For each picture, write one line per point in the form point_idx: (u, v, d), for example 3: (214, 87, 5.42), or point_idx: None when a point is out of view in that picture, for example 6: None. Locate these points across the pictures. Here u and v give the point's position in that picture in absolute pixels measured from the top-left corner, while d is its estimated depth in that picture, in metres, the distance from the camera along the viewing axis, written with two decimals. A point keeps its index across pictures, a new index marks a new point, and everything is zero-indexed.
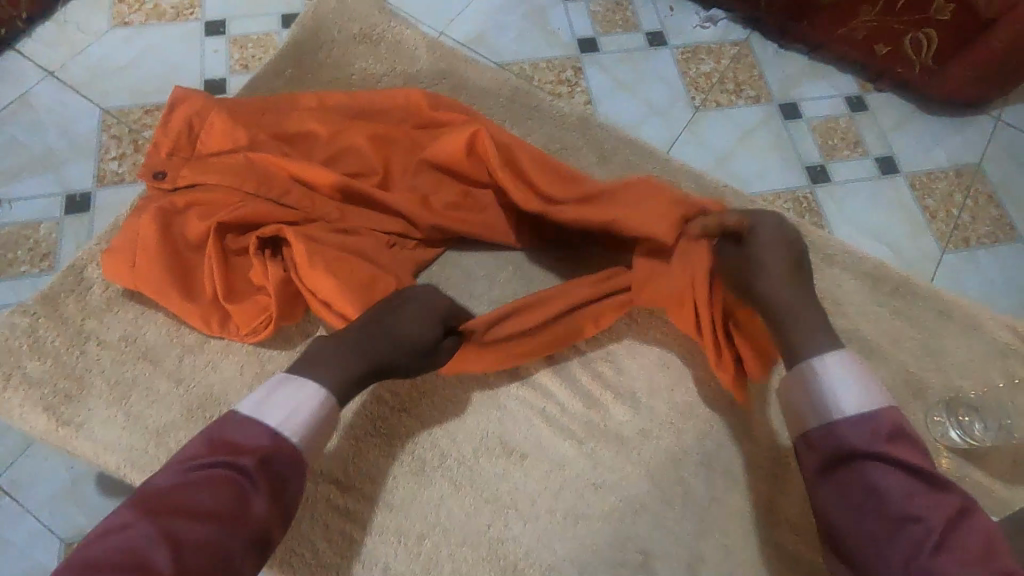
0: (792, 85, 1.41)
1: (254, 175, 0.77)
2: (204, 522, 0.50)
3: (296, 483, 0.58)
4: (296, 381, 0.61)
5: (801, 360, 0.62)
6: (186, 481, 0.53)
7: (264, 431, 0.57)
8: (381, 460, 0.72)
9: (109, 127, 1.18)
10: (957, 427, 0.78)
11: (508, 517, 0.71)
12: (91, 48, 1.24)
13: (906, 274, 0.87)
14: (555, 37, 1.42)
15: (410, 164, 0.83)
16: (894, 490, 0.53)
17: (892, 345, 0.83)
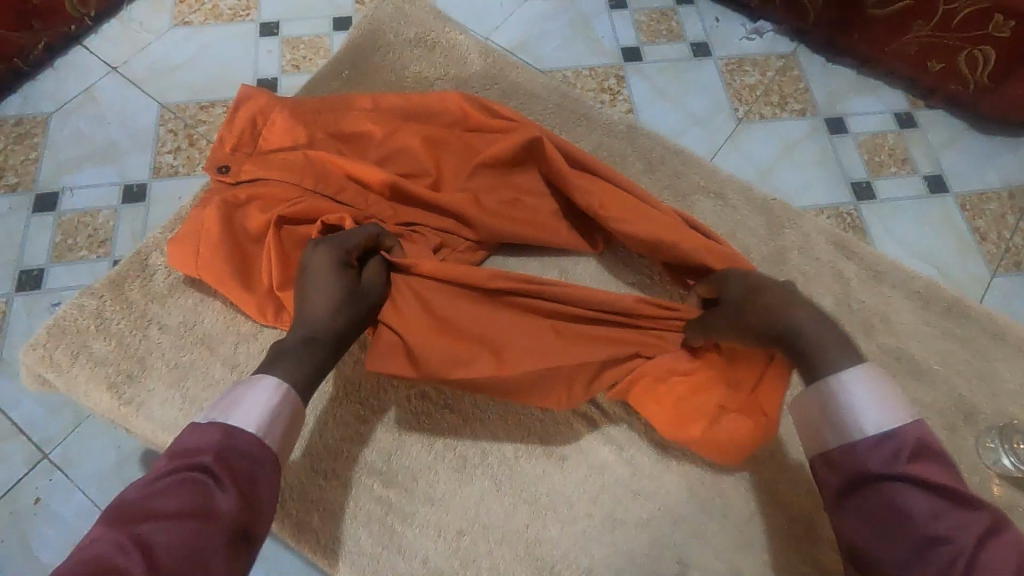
0: (840, 99, 1.39)
1: (313, 173, 0.81)
2: (168, 523, 0.48)
3: (267, 474, 0.56)
4: (246, 384, 0.60)
5: (818, 378, 0.59)
6: (148, 489, 0.51)
7: (223, 428, 0.56)
8: (423, 455, 0.74)
9: (167, 121, 1.23)
10: (1010, 455, 0.75)
11: (546, 518, 0.71)
12: (153, 46, 1.29)
13: (957, 294, 0.85)
14: (598, 45, 1.43)
15: (460, 168, 0.85)
16: (917, 513, 0.50)
17: (941, 366, 0.81)
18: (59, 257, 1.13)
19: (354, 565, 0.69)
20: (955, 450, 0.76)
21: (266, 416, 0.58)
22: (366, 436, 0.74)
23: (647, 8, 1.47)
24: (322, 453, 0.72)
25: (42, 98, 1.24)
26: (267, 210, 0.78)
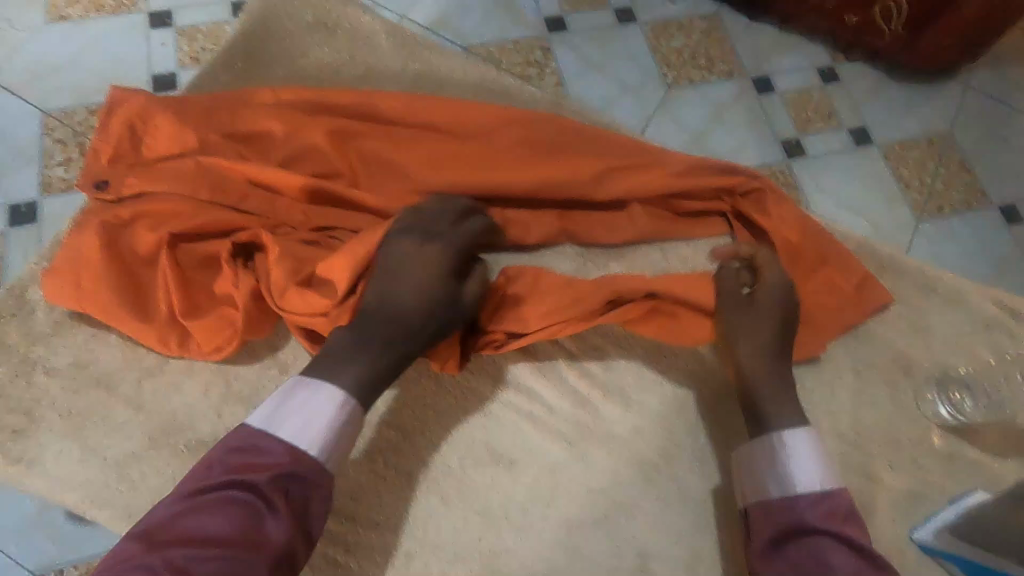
0: (766, 59, 1.39)
1: (209, 181, 0.72)
2: (217, 547, 0.49)
3: (318, 497, 0.56)
4: (313, 388, 0.59)
5: (767, 435, 0.65)
6: (196, 506, 0.52)
7: (277, 444, 0.56)
8: (363, 479, 0.68)
9: (53, 130, 1.09)
10: (946, 404, 0.77)
11: (499, 528, 0.68)
12: (26, 46, 1.14)
13: (886, 248, 0.86)
14: (522, 16, 1.36)
15: (376, 167, 0.79)
16: (838, 560, 0.57)
17: (878, 323, 0.81)
18: None
19: None
20: (896, 404, 0.77)
21: (327, 430, 0.57)
22: None
23: None
24: None
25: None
26: (161, 228, 0.69)
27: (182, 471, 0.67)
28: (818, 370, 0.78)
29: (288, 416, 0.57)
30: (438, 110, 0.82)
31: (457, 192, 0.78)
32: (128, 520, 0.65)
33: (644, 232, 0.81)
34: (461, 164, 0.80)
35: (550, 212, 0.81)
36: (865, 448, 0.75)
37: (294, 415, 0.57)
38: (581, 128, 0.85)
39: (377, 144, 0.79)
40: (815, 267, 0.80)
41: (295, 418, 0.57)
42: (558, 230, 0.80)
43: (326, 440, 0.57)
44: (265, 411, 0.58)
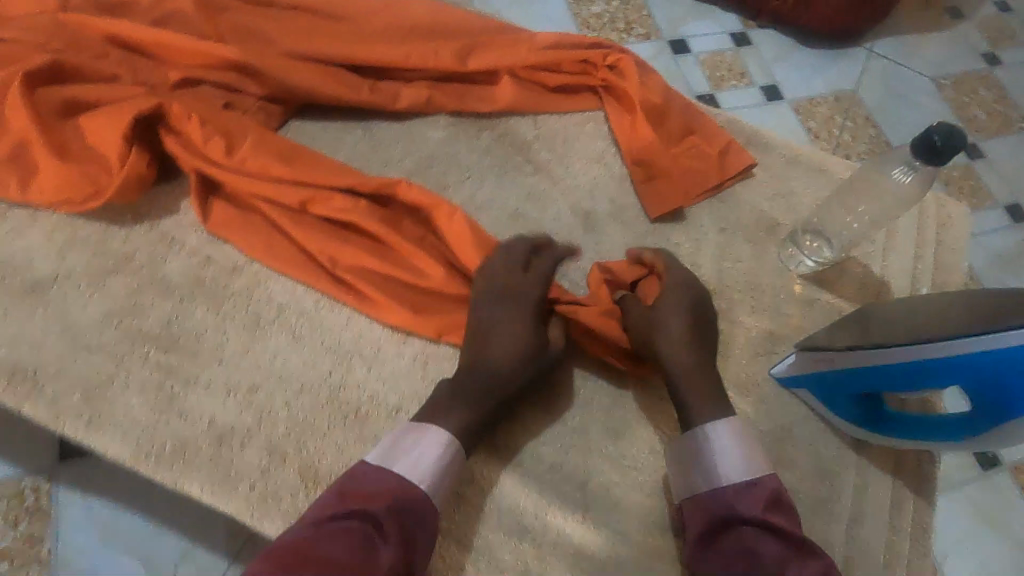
0: (681, 24, 1.46)
1: (62, 36, 0.72)
2: (344, 570, 0.45)
3: (421, 535, 0.53)
4: (418, 428, 0.59)
5: (689, 427, 0.62)
6: (318, 533, 0.49)
7: (389, 479, 0.55)
8: (210, 318, 0.66)
9: None
10: (809, 256, 0.78)
11: (351, 363, 0.66)
12: None
13: (755, 127, 0.89)
14: None
15: (243, 35, 0.79)
16: (763, 551, 0.52)
17: (744, 189, 0.83)
18: None
19: (125, 438, 0.60)
20: (760, 259, 0.79)
21: (433, 467, 0.56)
22: (141, 305, 0.66)
23: None
24: (87, 328, 0.64)
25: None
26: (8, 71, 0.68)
27: (14, 308, 0.64)
28: (684, 227, 0.79)
29: (392, 451, 0.57)
30: None
31: (325, 57, 0.79)
32: None
33: (514, 101, 0.83)
34: (330, 37, 0.81)
35: (421, 82, 0.82)
36: (727, 295, 0.76)
37: (390, 444, 0.58)
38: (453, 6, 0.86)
39: (246, 15, 0.80)
40: (682, 135, 0.83)
41: (392, 448, 0.57)
42: (429, 97, 0.81)
43: (429, 477, 0.56)
44: (377, 450, 0.58)
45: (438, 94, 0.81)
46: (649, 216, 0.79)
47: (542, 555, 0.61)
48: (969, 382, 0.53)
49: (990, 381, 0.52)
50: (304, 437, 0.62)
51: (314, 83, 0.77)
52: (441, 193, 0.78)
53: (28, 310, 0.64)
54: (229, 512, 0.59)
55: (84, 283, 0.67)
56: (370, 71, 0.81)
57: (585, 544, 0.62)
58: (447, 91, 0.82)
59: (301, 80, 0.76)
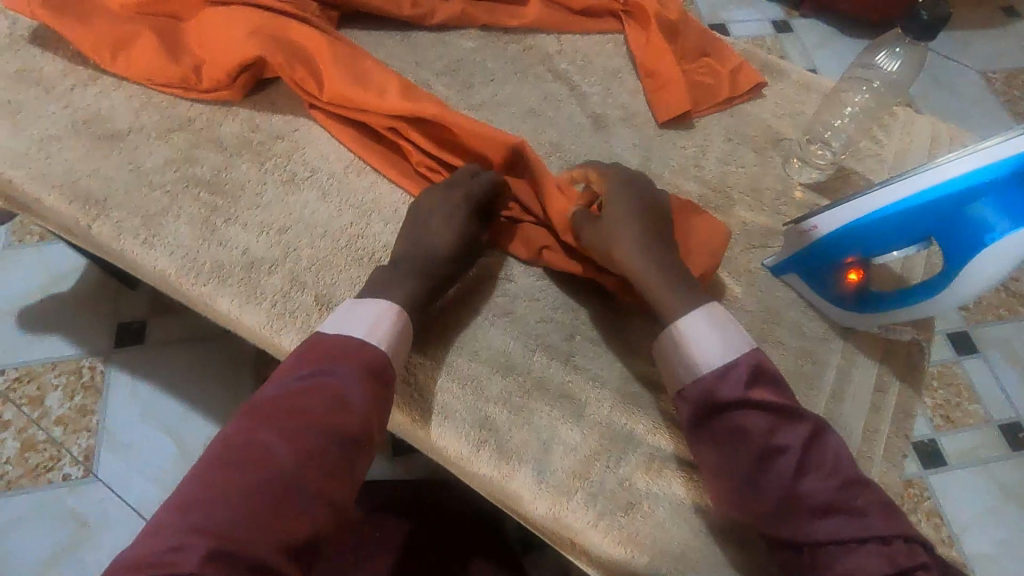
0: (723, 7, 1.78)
1: None
2: (318, 428, 0.53)
3: (388, 387, 0.59)
4: (368, 301, 0.62)
5: (666, 329, 0.61)
6: (290, 391, 0.55)
7: (353, 341, 0.59)
8: (253, 173, 0.76)
9: None
10: (809, 168, 0.82)
11: (370, 218, 0.74)
12: None
13: (769, 56, 0.92)
14: None
15: None
16: (757, 430, 0.54)
17: (753, 106, 0.87)
18: None
19: (172, 256, 0.69)
20: (763, 167, 0.82)
21: (389, 333, 0.60)
22: (196, 156, 0.76)
23: None
24: (151, 170, 0.74)
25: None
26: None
27: (95, 149, 0.75)
28: (690, 134, 0.84)
29: (349, 320, 0.60)
30: None
31: None
32: (40, 180, 0.73)
33: (539, 18, 0.90)
34: None
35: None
36: (727, 194, 0.79)
37: (345, 315, 0.61)
38: None
39: None
40: (696, 56, 0.89)
41: (348, 317, 0.61)
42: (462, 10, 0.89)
43: (388, 340, 0.60)
44: (333, 319, 0.61)
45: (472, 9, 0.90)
46: (656, 121, 0.84)
47: (524, 390, 0.64)
48: (918, 229, 0.58)
49: (937, 223, 0.56)
50: (322, 272, 0.70)
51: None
52: (466, 91, 0.85)
53: (106, 153, 0.75)
54: (254, 324, 0.67)
55: (153, 136, 0.77)
56: None
57: (567, 384, 0.65)
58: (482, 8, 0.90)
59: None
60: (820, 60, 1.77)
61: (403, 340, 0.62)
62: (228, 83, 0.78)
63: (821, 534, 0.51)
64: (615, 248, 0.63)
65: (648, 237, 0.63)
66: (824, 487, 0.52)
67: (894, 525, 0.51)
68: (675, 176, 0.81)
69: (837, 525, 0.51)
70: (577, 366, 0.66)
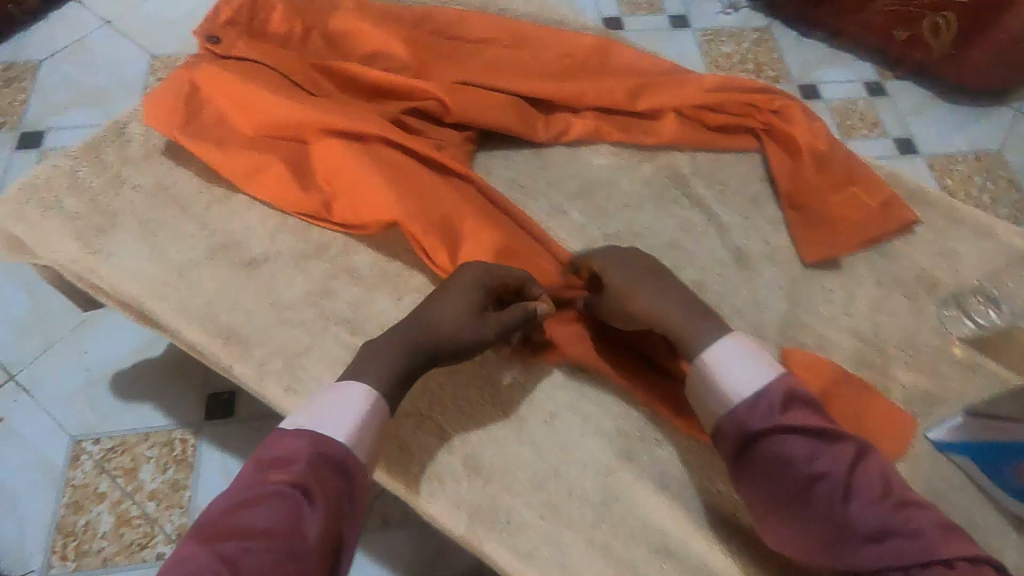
0: (814, 69, 1.78)
1: (297, 64, 0.83)
2: (274, 540, 0.47)
3: (350, 493, 0.55)
4: (344, 382, 0.61)
5: (694, 358, 0.63)
6: (241, 504, 0.50)
7: (308, 440, 0.56)
8: (393, 309, 0.74)
9: (155, 70, 1.60)
10: (969, 319, 0.77)
11: (512, 366, 0.71)
12: (146, 3, 1.71)
13: (917, 182, 0.87)
14: (584, 14, 1.82)
15: (442, 70, 0.87)
16: (801, 455, 0.55)
17: (904, 244, 0.82)
18: None
19: None
20: (918, 317, 0.77)
21: (355, 427, 0.58)
22: (334, 290, 0.74)
23: None
24: (290, 304, 0.73)
25: (36, 49, 1.61)
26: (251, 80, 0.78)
27: (234, 278, 0.74)
28: (839, 275, 0.79)
29: (309, 414, 0.59)
30: (498, 34, 0.94)
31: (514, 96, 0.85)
32: (181, 312, 0.72)
33: (676, 137, 0.86)
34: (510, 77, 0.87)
35: (591, 116, 0.87)
36: (881, 349, 0.75)
37: (304, 412, 0.59)
38: (621, 49, 0.92)
39: (448, 60, 0.89)
40: (843, 184, 0.84)
41: (308, 412, 0.59)
42: (596, 129, 0.86)
43: (355, 434, 0.58)
44: (293, 417, 0.58)
45: (607, 129, 0.86)
46: (802, 260, 0.80)
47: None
48: None
49: None
50: (468, 429, 0.67)
51: (502, 119, 0.83)
52: (601, 218, 0.82)
53: (245, 283, 0.74)
54: (401, 484, 0.65)
55: (290, 265, 0.75)
56: (545, 106, 0.88)
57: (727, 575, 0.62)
58: (616, 127, 0.87)
59: (493, 121, 0.83)
60: (917, 129, 1.70)
61: (376, 430, 0.60)
62: (360, 224, 0.75)
63: (872, 562, 0.51)
64: (625, 288, 0.68)
65: (647, 277, 0.68)
66: (874, 510, 0.52)
67: (957, 547, 0.49)
68: (824, 325, 0.76)
69: (894, 551, 0.50)
70: (737, 554, 0.63)
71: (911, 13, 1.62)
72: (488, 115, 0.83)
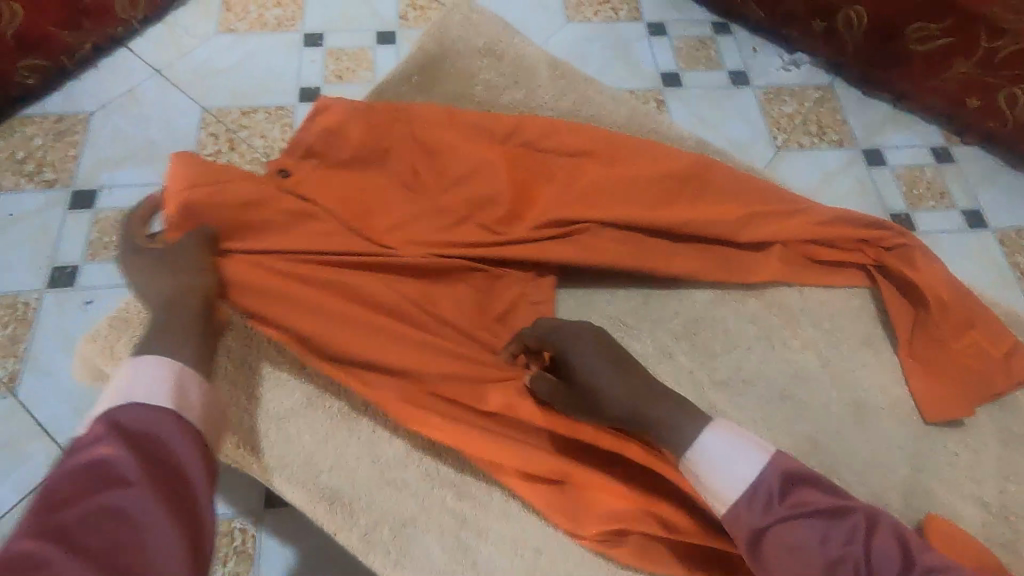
0: (878, 133, 1.48)
1: (376, 195, 0.78)
2: (85, 511, 0.42)
3: (173, 429, 0.50)
4: (137, 361, 0.54)
5: (682, 454, 0.61)
6: (43, 491, 0.43)
7: (106, 414, 0.49)
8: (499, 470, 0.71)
9: (209, 125, 1.33)
10: None
11: None
12: (197, 51, 1.41)
13: None
14: (638, 69, 1.52)
15: (530, 197, 0.82)
16: (816, 536, 0.54)
17: None
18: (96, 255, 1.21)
19: None
20: None
21: (158, 382, 0.52)
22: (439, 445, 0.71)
23: (685, 36, 1.57)
24: (393, 462, 0.70)
25: (86, 97, 1.34)
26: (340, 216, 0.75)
27: (333, 433, 0.70)
28: (962, 434, 0.76)
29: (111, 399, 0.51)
30: (587, 145, 0.87)
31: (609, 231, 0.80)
32: (280, 471, 0.68)
33: (780, 276, 0.82)
34: (603, 204, 0.81)
35: (690, 248, 0.81)
36: (1009, 521, 0.72)
37: (110, 396, 0.51)
38: (718, 165, 0.85)
39: (541, 182, 0.84)
40: (960, 329, 0.77)
41: (117, 393, 0.51)
42: (699, 263, 0.81)
43: (168, 391, 0.52)
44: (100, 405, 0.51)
45: (710, 262, 0.81)
46: (924, 417, 0.76)
47: None
48: None
49: None
50: None
51: (602, 259, 0.78)
52: (710, 362, 0.79)
53: (345, 437, 0.70)
54: None
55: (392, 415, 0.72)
56: (642, 235, 0.82)
57: None
58: (719, 261, 0.81)
59: (591, 262, 0.78)
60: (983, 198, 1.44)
61: (190, 382, 0.54)
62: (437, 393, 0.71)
63: None
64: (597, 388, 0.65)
65: (612, 373, 0.65)
66: None
67: None
68: (948, 492, 0.73)
69: None
70: None
71: (987, 82, 1.33)
72: (584, 257, 0.78)
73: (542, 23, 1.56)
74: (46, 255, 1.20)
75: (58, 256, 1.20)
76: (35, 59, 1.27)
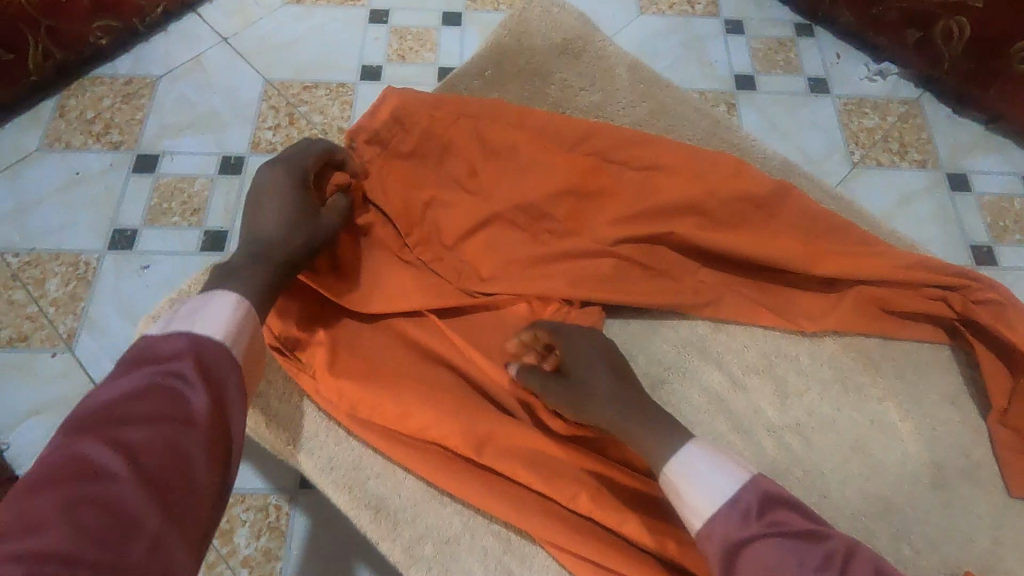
0: (964, 155, 1.33)
1: (432, 209, 0.78)
2: (150, 432, 0.43)
3: (235, 381, 0.50)
4: (203, 298, 0.54)
5: (660, 463, 0.57)
6: (118, 396, 0.45)
7: (181, 338, 0.49)
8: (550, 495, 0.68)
9: (270, 97, 1.31)
10: None
11: None
12: (263, 21, 1.38)
13: None
14: (712, 68, 1.41)
15: (591, 217, 0.80)
16: (789, 556, 0.48)
17: None
18: (154, 220, 1.19)
19: None
20: None
21: (228, 326, 0.52)
22: None
23: (765, 36, 1.45)
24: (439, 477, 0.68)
25: (153, 62, 1.32)
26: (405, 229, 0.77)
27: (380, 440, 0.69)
28: None
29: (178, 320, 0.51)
30: (662, 156, 0.82)
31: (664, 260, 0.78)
32: (327, 472, 0.68)
33: (854, 323, 0.76)
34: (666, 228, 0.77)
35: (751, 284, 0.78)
36: None
37: (182, 311, 0.52)
38: (795, 191, 0.80)
39: (606, 197, 0.80)
40: None
41: (191, 313, 0.51)
42: (766, 300, 0.77)
43: (230, 332, 0.52)
44: (165, 318, 0.52)
45: (777, 300, 0.78)
46: (1011, 491, 0.70)
47: None
48: None
49: None
50: None
51: (657, 294, 0.76)
52: (780, 402, 0.75)
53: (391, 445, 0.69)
54: None
55: None
56: (707, 265, 0.79)
57: None
58: (786, 302, 0.77)
59: (649, 296, 0.75)
60: None
61: (253, 333, 0.54)
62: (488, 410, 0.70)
63: None
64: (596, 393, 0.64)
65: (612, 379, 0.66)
66: None
67: None
68: None
69: None
70: None
71: None
72: (640, 289, 0.76)
73: (615, 12, 1.47)
74: (106, 217, 1.19)
75: (119, 218, 1.19)
76: (107, 20, 1.25)
